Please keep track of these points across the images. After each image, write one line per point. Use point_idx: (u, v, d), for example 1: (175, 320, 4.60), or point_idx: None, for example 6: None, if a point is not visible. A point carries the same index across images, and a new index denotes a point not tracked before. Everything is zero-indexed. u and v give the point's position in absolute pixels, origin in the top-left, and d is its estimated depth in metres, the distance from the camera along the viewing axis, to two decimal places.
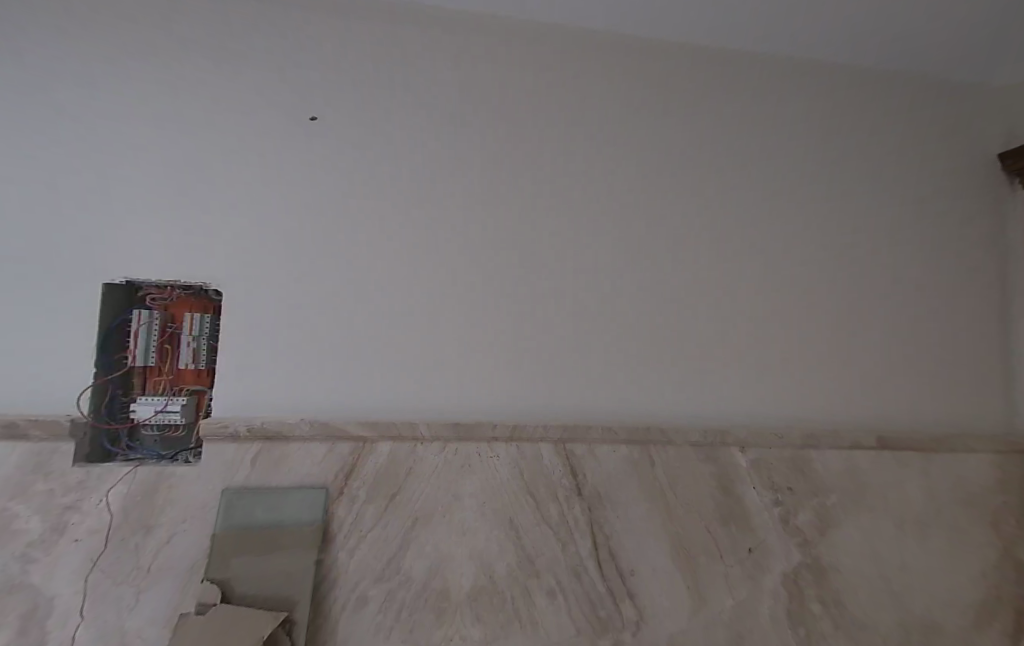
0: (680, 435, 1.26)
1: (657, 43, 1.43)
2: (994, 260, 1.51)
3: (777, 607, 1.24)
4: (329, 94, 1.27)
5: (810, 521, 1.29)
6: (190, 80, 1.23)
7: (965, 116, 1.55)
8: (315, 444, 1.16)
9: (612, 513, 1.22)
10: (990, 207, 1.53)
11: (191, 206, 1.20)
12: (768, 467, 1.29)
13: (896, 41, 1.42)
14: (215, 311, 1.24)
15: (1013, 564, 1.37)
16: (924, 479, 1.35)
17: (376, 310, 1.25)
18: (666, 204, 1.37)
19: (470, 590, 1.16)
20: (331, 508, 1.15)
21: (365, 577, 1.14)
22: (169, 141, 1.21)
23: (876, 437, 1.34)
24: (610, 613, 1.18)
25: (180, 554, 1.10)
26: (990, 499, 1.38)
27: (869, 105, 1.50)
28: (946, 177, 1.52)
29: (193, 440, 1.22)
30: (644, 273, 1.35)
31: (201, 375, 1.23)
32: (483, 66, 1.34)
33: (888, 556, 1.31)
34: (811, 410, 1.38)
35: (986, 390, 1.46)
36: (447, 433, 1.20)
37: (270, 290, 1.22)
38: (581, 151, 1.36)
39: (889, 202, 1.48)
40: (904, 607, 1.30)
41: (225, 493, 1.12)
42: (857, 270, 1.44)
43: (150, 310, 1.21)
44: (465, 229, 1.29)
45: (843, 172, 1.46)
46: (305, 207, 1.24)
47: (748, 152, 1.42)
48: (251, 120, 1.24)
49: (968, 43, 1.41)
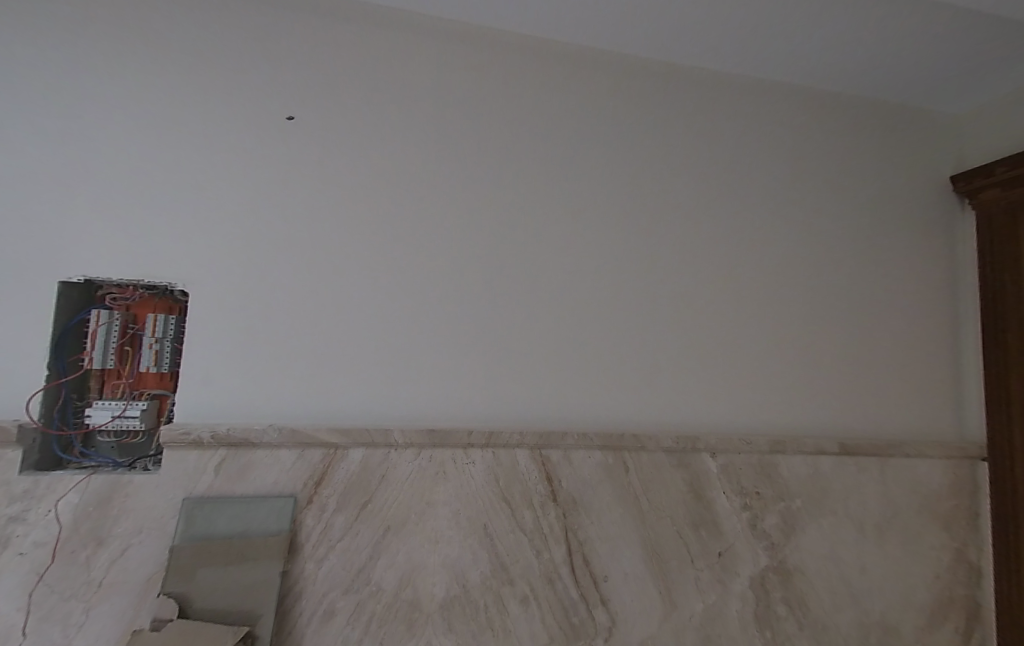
0: (653, 441, 1.28)
1: (634, 60, 1.46)
2: (945, 276, 1.60)
3: (745, 611, 1.27)
4: (306, 94, 1.25)
5: (777, 526, 1.33)
6: (158, 73, 1.19)
7: (917, 141, 1.65)
8: (284, 451, 1.13)
9: (586, 519, 1.23)
10: (940, 227, 1.62)
11: (159, 204, 1.16)
12: (737, 473, 1.32)
13: (856, 68, 1.50)
14: (181, 312, 1.19)
15: (964, 565, 1.44)
16: (882, 485, 1.41)
17: (350, 315, 1.23)
18: (640, 215, 1.41)
19: (443, 599, 1.14)
20: (299, 518, 1.12)
21: (334, 588, 1.11)
22: (135, 135, 1.17)
23: (838, 444, 1.39)
24: (583, 619, 1.19)
25: (136, 567, 1.05)
26: (943, 502, 1.45)
27: (830, 128, 1.58)
28: (900, 198, 1.61)
29: (152, 448, 1.16)
30: (618, 283, 1.37)
31: (163, 379, 1.18)
32: (464, 73, 1.34)
33: (849, 559, 1.36)
34: (777, 418, 1.42)
35: (938, 399, 1.55)
36: (422, 440, 1.18)
37: (240, 292, 1.18)
38: (558, 162, 1.38)
39: (848, 221, 1.55)
40: (864, 608, 1.35)
41: (185, 502, 1.08)
42: (819, 284, 1.51)
43: (110, 309, 1.15)
44: (444, 235, 1.29)
45: (805, 190, 1.53)
46: (279, 208, 1.22)
47: (719, 169, 1.48)
48: (224, 118, 1.21)
49: (921, 72, 1.51)
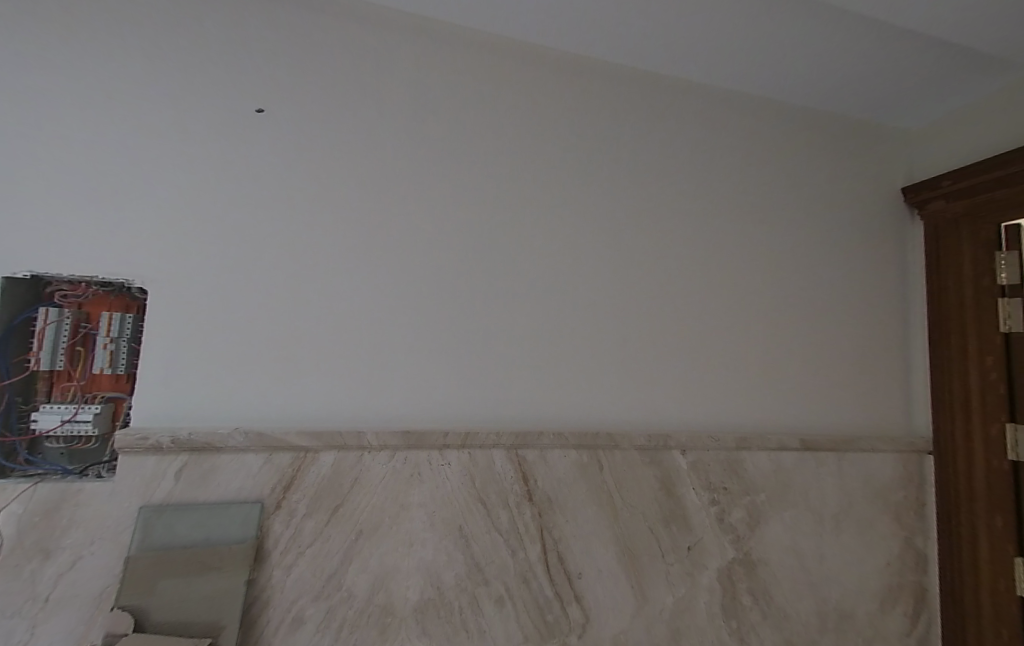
0: (626, 439, 1.31)
1: (608, 67, 1.49)
2: (896, 282, 1.70)
3: (713, 602, 1.32)
4: (278, 87, 1.22)
5: (742, 519, 1.38)
6: (117, 58, 1.13)
7: (870, 154, 1.75)
8: (250, 456, 1.09)
9: (561, 518, 1.24)
10: (891, 234, 1.72)
11: (116, 196, 1.11)
12: (705, 468, 1.37)
13: (815, 83, 1.57)
14: (139, 312, 1.13)
15: (912, 552, 1.54)
16: (839, 478, 1.49)
17: (322, 315, 1.20)
18: (611, 218, 1.44)
19: (417, 603, 1.13)
20: (266, 524, 1.08)
21: (303, 595, 1.08)
22: (90, 123, 1.10)
23: (799, 440, 1.46)
24: (557, 617, 1.20)
25: (86, 580, 0.99)
26: (893, 494, 1.54)
27: (790, 138, 1.66)
28: (854, 206, 1.70)
29: (106, 453, 1.09)
30: (591, 286, 1.40)
31: (119, 381, 1.12)
32: (440, 73, 1.34)
33: (809, 550, 1.43)
34: (741, 416, 1.48)
35: (888, 396, 1.64)
36: (396, 441, 1.16)
37: (203, 289, 1.14)
38: (532, 165, 1.40)
39: (806, 227, 1.63)
40: (822, 595, 1.42)
41: (142, 511, 1.02)
42: (782, 288, 1.58)
43: (60, 308, 1.09)
44: (419, 236, 1.28)
45: (767, 196, 1.60)
46: (246, 203, 1.18)
47: (687, 175, 1.53)
48: (189, 109, 1.16)
49: (873, 89, 1.59)
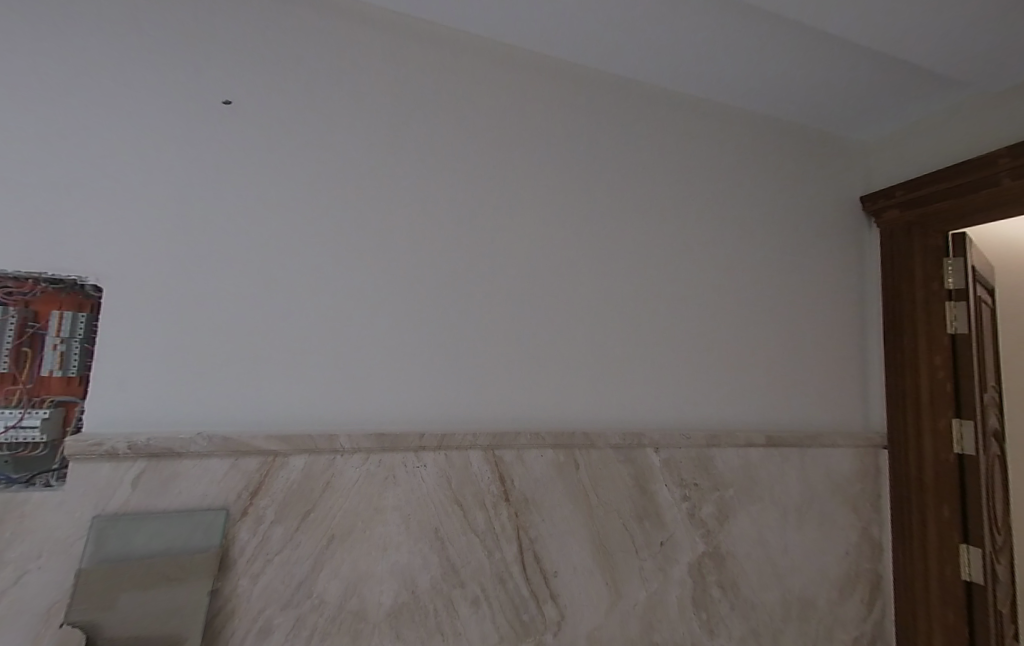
0: (601, 438, 1.33)
1: (582, 71, 1.52)
2: (852, 285, 1.79)
3: (684, 595, 1.35)
4: (248, 80, 1.18)
5: (712, 513, 1.42)
6: (71, 42, 1.07)
7: (829, 164, 1.83)
8: (214, 461, 1.05)
9: (537, 517, 1.25)
10: (848, 240, 1.81)
11: (71, 188, 1.05)
12: (677, 465, 1.40)
13: (776, 94, 1.64)
14: (93, 311, 1.06)
15: (868, 542, 1.62)
16: (801, 472, 1.55)
17: (291, 316, 1.17)
18: (584, 220, 1.47)
19: (391, 608, 1.11)
20: (231, 531, 1.04)
21: (271, 604, 1.04)
22: (41, 110, 1.04)
23: (765, 437, 1.51)
24: (533, 616, 1.21)
25: (33, 596, 0.93)
26: (850, 487, 1.62)
27: (754, 146, 1.72)
28: (813, 212, 1.77)
29: (56, 461, 1.02)
30: (566, 287, 1.42)
31: (70, 383, 1.05)
32: (417, 72, 1.33)
33: (774, 542, 1.49)
34: (710, 414, 1.53)
35: (846, 395, 1.72)
36: (370, 444, 1.14)
37: (161, 289, 1.09)
38: (508, 167, 1.40)
39: (769, 231, 1.70)
40: (785, 585, 1.48)
41: (94, 522, 0.97)
42: (747, 289, 1.64)
43: (4, 306, 1.01)
44: (393, 235, 1.27)
45: (733, 201, 1.66)
46: (209, 198, 1.13)
47: (657, 179, 1.57)
48: (150, 99, 1.11)
49: (829, 102, 1.68)
